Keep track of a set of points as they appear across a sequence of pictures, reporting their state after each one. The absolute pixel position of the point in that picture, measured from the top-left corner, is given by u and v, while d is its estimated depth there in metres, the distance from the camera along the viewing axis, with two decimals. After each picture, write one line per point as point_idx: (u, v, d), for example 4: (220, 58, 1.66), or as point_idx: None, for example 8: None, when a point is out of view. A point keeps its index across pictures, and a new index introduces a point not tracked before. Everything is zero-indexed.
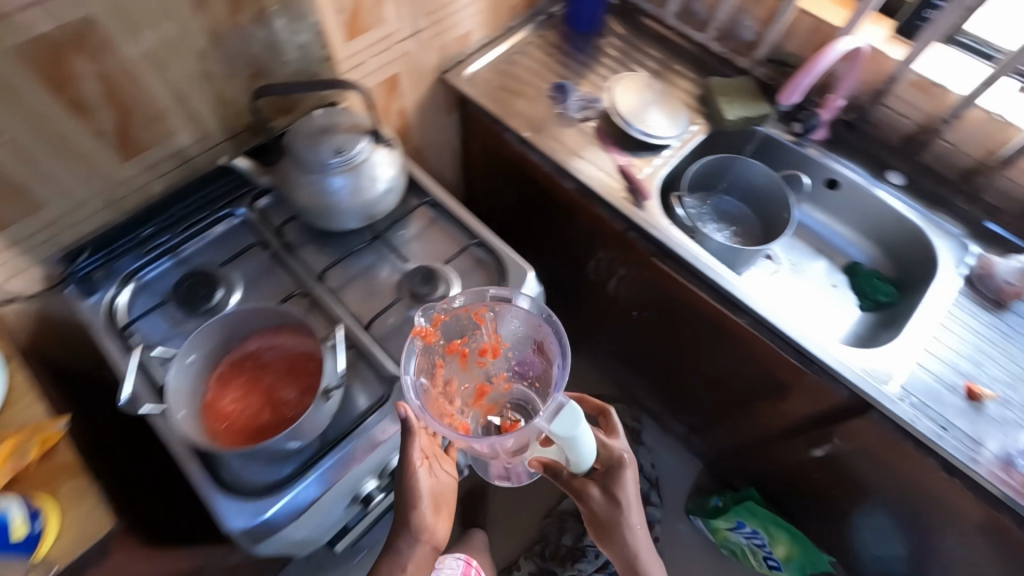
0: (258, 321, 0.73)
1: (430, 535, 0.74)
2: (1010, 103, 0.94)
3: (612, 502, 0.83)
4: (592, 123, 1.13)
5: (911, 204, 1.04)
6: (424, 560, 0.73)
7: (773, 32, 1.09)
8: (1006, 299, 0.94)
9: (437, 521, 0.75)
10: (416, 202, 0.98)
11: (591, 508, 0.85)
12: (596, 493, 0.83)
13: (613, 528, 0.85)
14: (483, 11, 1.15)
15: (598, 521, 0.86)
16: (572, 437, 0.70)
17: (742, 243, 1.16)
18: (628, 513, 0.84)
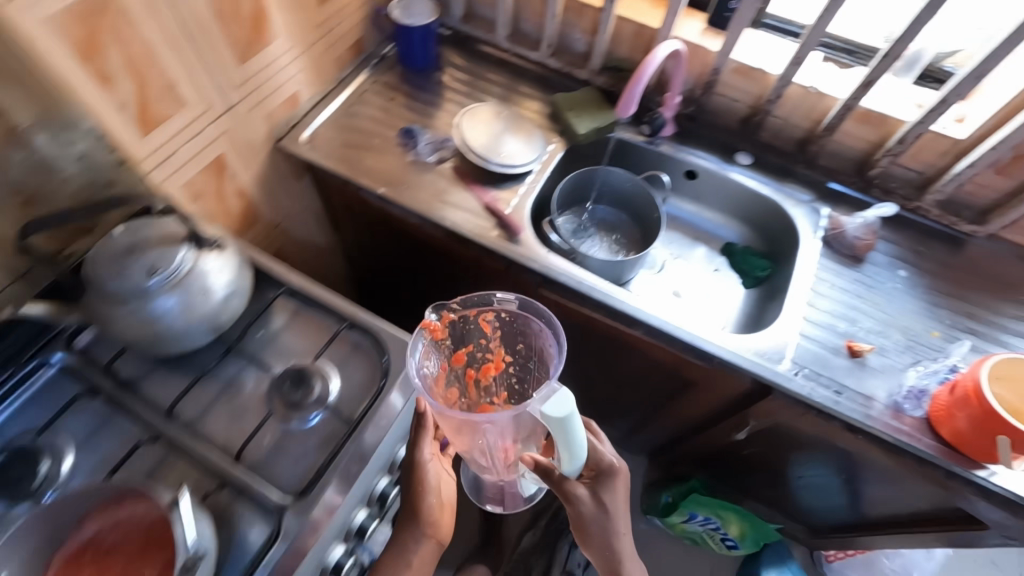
0: (88, 501, 0.60)
1: (435, 532, 0.81)
2: (820, 75, 1.00)
3: (601, 508, 0.79)
4: (449, 164, 1.08)
5: (762, 180, 1.10)
6: (428, 555, 0.80)
7: (601, 41, 1.09)
8: (861, 253, 1.00)
9: (440, 518, 0.82)
10: (271, 294, 0.88)
11: (578, 514, 0.79)
12: (585, 497, 0.78)
13: (598, 533, 0.81)
14: (305, 69, 1.07)
15: (583, 528, 0.81)
16: (564, 423, 0.64)
17: (625, 249, 1.16)
18: (615, 517, 0.80)
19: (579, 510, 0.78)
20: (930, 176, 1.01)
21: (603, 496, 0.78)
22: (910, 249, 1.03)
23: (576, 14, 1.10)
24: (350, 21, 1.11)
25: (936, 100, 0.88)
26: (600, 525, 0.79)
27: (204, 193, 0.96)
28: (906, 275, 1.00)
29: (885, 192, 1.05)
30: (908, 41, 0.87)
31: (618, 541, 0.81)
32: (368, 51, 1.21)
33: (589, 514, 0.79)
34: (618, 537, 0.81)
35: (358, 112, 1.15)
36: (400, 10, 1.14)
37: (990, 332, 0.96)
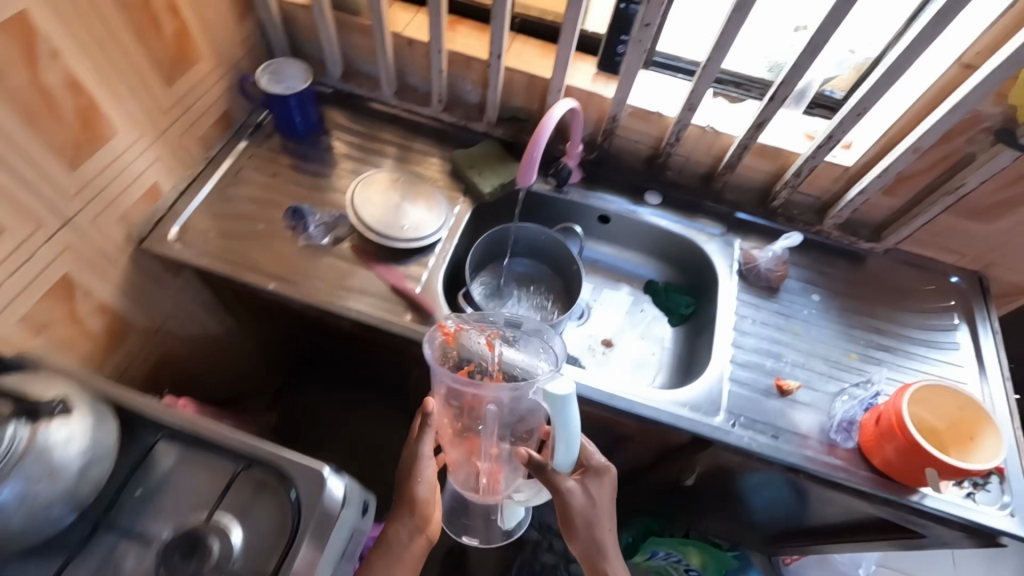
0: None
1: (428, 529, 0.82)
2: (714, 113, 1.00)
3: (589, 501, 0.79)
4: (346, 243, 0.98)
5: (673, 218, 1.09)
6: (418, 555, 0.80)
7: (493, 94, 1.03)
8: (776, 284, 1.01)
9: (431, 513, 0.83)
10: (149, 441, 0.75)
11: (564, 508, 0.78)
12: (576, 492, 0.78)
13: (581, 530, 0.79)
14: (163, 157, 0.93)
15: (569, 526, 0.80)
16: (559, 405, 0.67)
17: (548, 304, 1.09)
18: (600, 511, 0.80)
19: (569, 503, 0.78)
20: (827, 201, 1.04)
21: (592, 491, 0.79)
22: (819, 271, 1.06)
23: (464, 67, 1.04)
24: (211, 94, 0.98)
25: (824, 137, 0.88)
26: (586, 521, 0.79)
27: (50, 323, 0.82)
28: (818, 299, 1.02)
29: (788, 219, 1.07)
30: (791, 86, 0.85)
31: (600, 533, 0.80)
32: (240, 121, 1.08)
33: (576, 507, 0.78)
34: (602, 532, 0.80)
35: (235, 193, 1.02)
36: (268, 77, 1.03)
37: (900, 346, 0.99)
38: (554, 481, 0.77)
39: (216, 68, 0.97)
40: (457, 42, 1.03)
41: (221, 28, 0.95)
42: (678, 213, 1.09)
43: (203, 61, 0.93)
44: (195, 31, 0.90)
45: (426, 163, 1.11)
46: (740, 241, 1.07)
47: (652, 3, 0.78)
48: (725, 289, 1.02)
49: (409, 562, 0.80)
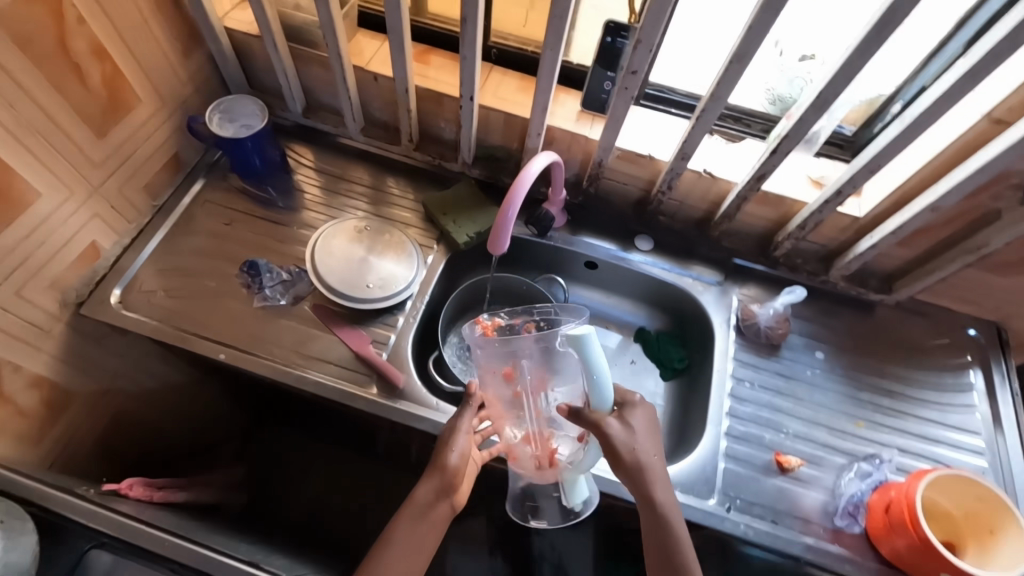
0: None
1: (451, 495, 0.73)
2: (711, 156, 0.90)
3: (629, 431, 0.70)
4: (307, 303, 0.90)
5: (665, 266, 1.00)
6: (443, 517, 0.71)
7: (467, 135, 0.93)
8: (776, 342, 0.93)
9: (459, 478, 0.73)
10: (82, 546, 0.68)
11: (605, 442, 0.70)
12: (616, 426, 0.70)
13: (626, 466, 0.70)
14: (101, 212, 0.84)
15: (613, 460, 0.71)
16: (584, 347, 0.64)
17: None
18: (642, 441, 0.71)
19: (609, 438, 0.69)
20: (834, 249, 0.95)
21: (633, 420, 0.71)
22: (824, 325, 0.97)
23: (436, 104, 0.94)
24: (156, 139, 0.89)
25: (832, 191, 0.80)
26: (631, 454, 0.70)
27: None
28: (823, 357, 0.94)
29: (791, 268, 0.98)
30: (797, 139, 0.74)
31: (645, 460, 0.71)
32: (192, 162, 0.99)
33: (618, 439, 0.69)
34: (648, 461, 0.70)
35: (187, 244, 0.93)
36: (219, 115, 0.94)
37: (912, 410, 0.91)
38: (596, 421, 0.69)
39: (159, 111, 0.88)
40: (427, 77, 0.93)
41: (163, 67, 0.86)
42: (671, 259, 1.00)
43: (142, 105, 0.84)
44: (130, 73, 0.80)
45: (397, 206, 1.02)
46: (737, 290, 0.99)
47: (638, 49, 0.68)
48: (721, 347, 0.94)
49: (435, 526, 0.71)
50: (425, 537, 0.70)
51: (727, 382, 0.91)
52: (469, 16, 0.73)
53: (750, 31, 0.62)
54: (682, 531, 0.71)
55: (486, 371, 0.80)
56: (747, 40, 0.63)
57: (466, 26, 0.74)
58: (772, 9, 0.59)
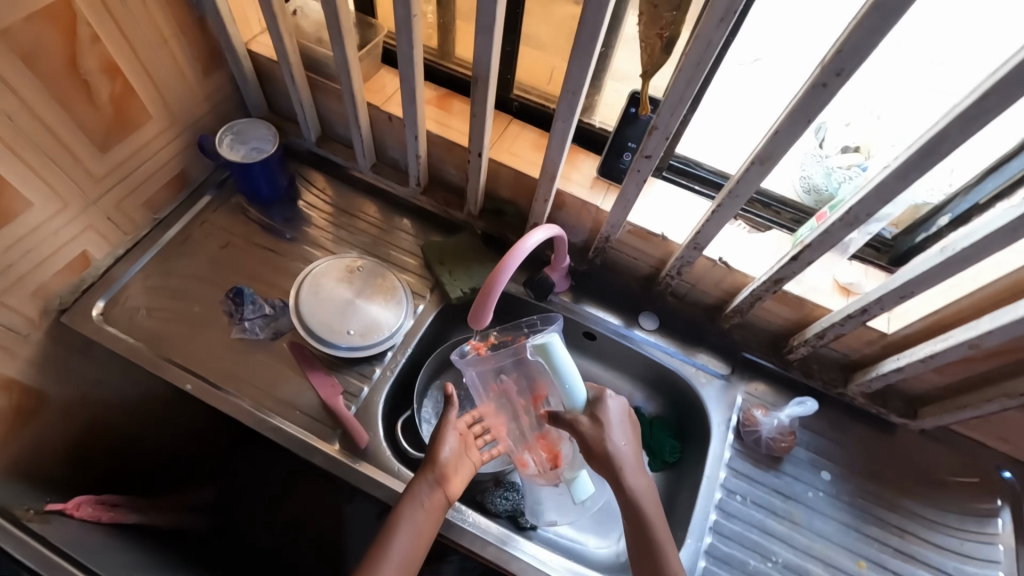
0: None
1: (446, 484, 0.74)
2: (729, 244, 0.84)
3: (599, 422, 0.74)
4: (285, 340, 0.87)
5: (668, 349, 0.93)
6: (438, 505, 0.72)
7: (474, 188, 0.90)
8: (778, 454, 0.85)
9: (452, 470, 0.76)
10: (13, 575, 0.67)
11: (580, 437, 0.75)
12: (587, 421, 0.75)
13: (600, 456, 0.73)
14: (96, 223, 0.83)
15: (587, 453, 0.75)
16: (550, 352, 0.76)
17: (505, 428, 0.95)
18: (613, 432, 0.74)
19: (581, 434, 0.75)
20: (856, 361, 0.86)
21: (604, 413, 0.75)
22: (836, 441, 0.88)
23: (447, 152, 0.91)
24: (162, 156, 0.89)
25: (857, 308, 0.72)
26: (604, 443, 0.73)
27: None
28: (829, 477, 0.85)
29: (805, 372, 0.90)
30: (821, 250, 0.68)
31: (616, 448, 0.73)
32: (199, 178, 0.99)
33: (589, 431, 0.74)
34: (620, 450, 0.73)
35: (181, 262, 0.92)
36: (230, 137, 0.94)
37: (927, 556, 0.81)
38: (571, 417, 0.76)
39: (168, 129, 0.88)
40: (440, 123, 0.90)
41: (178, 86, 0.86)
42: (675, 341, 0.93)
43: (151, 123, 0.84)
44: (142, 92, 0.80)
45: (397, 247, 0.99)
46: (743, 387, 0.91)
47: (652, 135, 0.62)
48: (714, 450, 0.86)
49: (430, 512, 0.72)
50: (421, 523, 0.71)
51: (715, 492, 0.83)
52: (480, 78, 0.69)
53: (775, 136, 0.56)
54: (661, 528, 0.71)
55: (482, 385, 0.88)
56: (771, 146, 0.57)
57: (476, 86, 0.70)
58: (801, 117, 0.53)
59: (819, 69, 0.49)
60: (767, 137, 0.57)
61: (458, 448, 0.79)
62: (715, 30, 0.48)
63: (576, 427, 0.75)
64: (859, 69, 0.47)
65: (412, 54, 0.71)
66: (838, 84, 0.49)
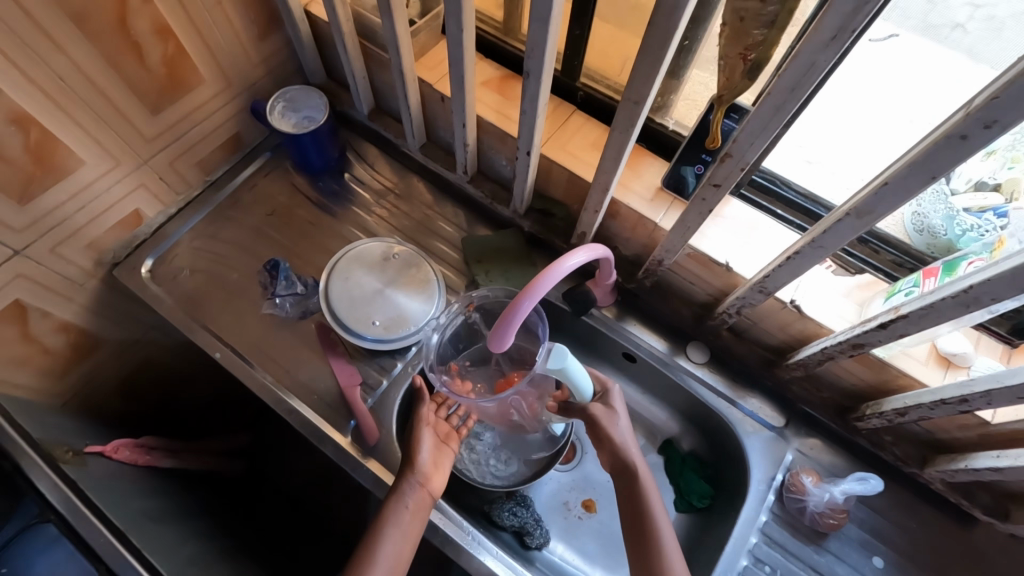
0: None
1: (427, 483, 0.72)
2: (805, 285, 0.71)
3: (612, 409, 0.70)
4: (314, 321, 0.87)
5: (716, 387, 0.83)
6: (423, 508, 0.70)
7: (522, 185, 0.82)
8: (823, 529, 0.75)
9: (432, 469, 0.74)
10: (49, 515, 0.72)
11: (592, 423, 0.71)
12: (602, 407, 0.70)
13: (611, 444, 0.69)
14: (148, 182, 0.84)
15: (597, 440, 0.72)
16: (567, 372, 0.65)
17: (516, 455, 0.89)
18: (620, 416, 0.70)
19: (594, 419, 0.70)
20: (942, 440, 0.73)
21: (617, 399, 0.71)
22: (900, 527, 0.76)
23: (497, 141, 0.84)
24: (215, 118, 0.88)
25: (955, 395, 0.60)
26: (620, 432, 0.69)
27: None
28: (881, 565, 0.74)
29: (874, 442, 0.78)
30: (919, 325, 0.55)
31: (621, 434, 0.69)
32: (253, 142, 0.98)
33: (602, 417, 0.70)
34: (629, 440, 0.69)
35: (227, 228, 0.94)
36: (282, 104, 0.91)
37: None
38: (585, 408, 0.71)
39: (223, 91, 0.87)
40: (493, 109, 0.82)
41: (232, 47, 0.83)
42: (724, 379, 0.83)
43: (205, 85, 0.83)
44: (195, 53, 0.78)
45: (438, 236, 0.95)
46: (796, 444, 0.80)
47: (724, 163, 0.52)
48: (751, 510, 0.76)
49: (415, 514, 0.69)
50: (406, 527, 0.67)
51: (741, 557, 0.74)
52: (533, 70, 0.60)
53: (883, 188, 0.45)
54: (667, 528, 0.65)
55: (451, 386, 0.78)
56: (874, 198, 0.46)
57: (528, 80, 0.62)
58: (922, 171, 0.42)
59: (956, 117, 0.38)
60: (872, 188, 0.46)
61: (436, 442, 0.78)
62: (819, 52, 0.38)
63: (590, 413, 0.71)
64: (1018, 124, 0.35)
65: (463, 35, 0.64)
66: (980, 139, 0.37)
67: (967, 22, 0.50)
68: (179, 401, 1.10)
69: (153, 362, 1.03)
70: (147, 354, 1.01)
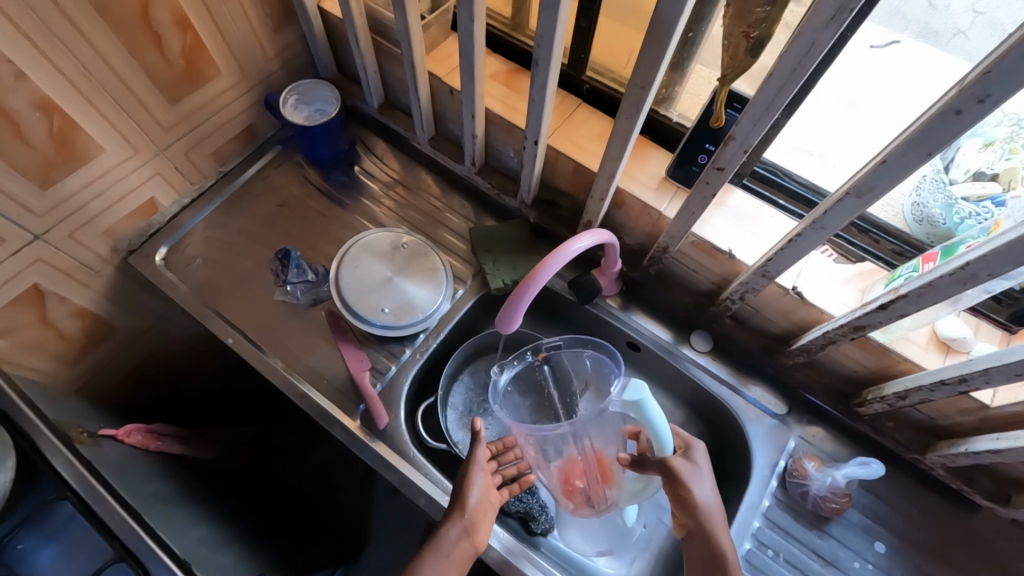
0: None
1: (472, 532, 0.66)
2: (807, 272, 0.73)
3: (696, 465, 0.67)
4: (325, 308, 0.88)
5: (720, 375, 0.84)
6: (464, 560, 0.64)
7: (530, 175, 0.84)
8: (826, 513, 0.76)
9: (480, 517, 0.68)
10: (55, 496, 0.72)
11: (670, 476, 0.67)
12: (684, 462, 0.67)
13: (690, 504, 0.65)
14: (164, 171, 0.86)
15: (679, 502, 0.66)
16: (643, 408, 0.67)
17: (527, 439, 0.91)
18: (703, 481, 0.66)
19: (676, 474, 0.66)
20: (942, 427, 0.74)
21: (698, 453, 0.69)
22: (902, 511, 0.77)
23: (504, 132, 0.85)
24: (230, 109, 0.90)
25: (954, 375, 0.61)
26: (708, 500, 0.65)
27: (15, 327, 0.78)
28: (883, 550, 0.75)
29: (876, 429, 0.79)
30: (918, 305, 0.57)
31: (704, 499, 0.65)
32: (266, 135, 1.00)
33: (687, 476, 0.66)
34: (712, 508, 0.65)
35: (239, 217, 0.96)
36: (294, 98, 0.94)
37: None
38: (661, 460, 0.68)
39: (238, 84, 0.89)
40: (501, 100, 0.84)
41: (248, 42, 0.86)
42: (727, 367, 0.85)
43: (221, 77, 0.85)
44: (212, 46, 0.81)
45: (446, 227, 0.96)
46: (798, 431, 0.81)
47: (728, 146, 0.54)
48: (754, 495, 0.78)
49: (457, 563, 0.63)
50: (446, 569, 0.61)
51: (745, 542, 0.75)
52: (542, 59, 0.62)
53: (882, 165, 0.46)
54: None
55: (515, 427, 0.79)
56: (873, 176, 0.48)
57: (537, 68, 0.64)
58: (918, 148, 0.43)
59: (950, 93, 0.39)
60: (870, 166, 0.48)
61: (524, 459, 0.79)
62: (819, 32, 0.40)
63: (670, 467, 0.67)
64: (1009, 98, 0.37)
65: (474, 25, 0.66)
66: (973, 115, 0.39)
67: (968, 28, 0.52)
68: (186, 389, 1.12)
69: (164, 351, 1.04)
70: (158, 345, 1.02)
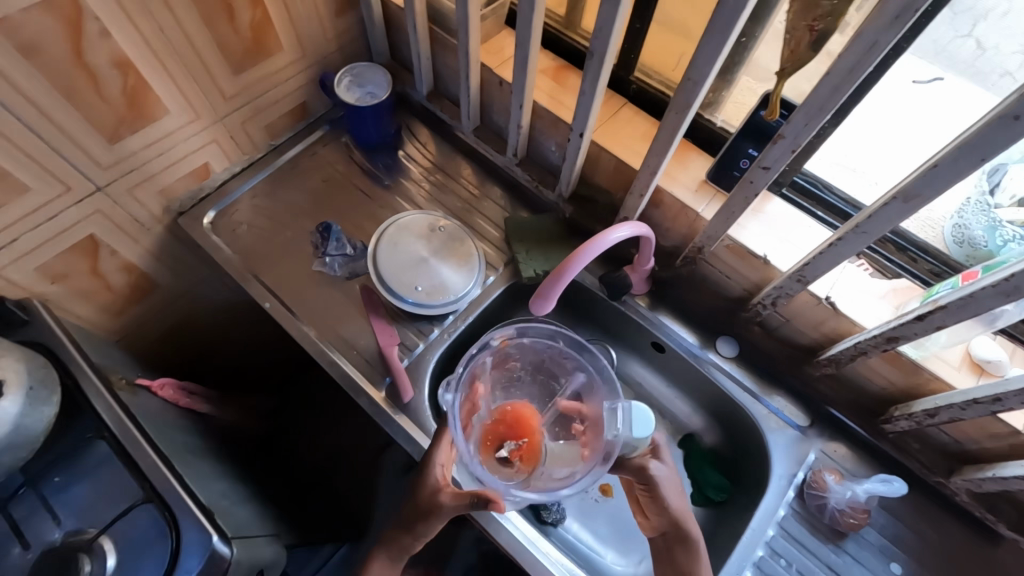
0: None
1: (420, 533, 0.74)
2: (841, 284, 0.73)
3: (665, 464, 0.73)
4: (359, 282, 0.91)
5: (743, 382, 0.84)
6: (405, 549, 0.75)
7: (571, 169, 0.86)
8: (843, 528, 0.75)
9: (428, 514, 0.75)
10: (88, 436, 0.75)
11: (647, 479, 0.71)
12: (658, 464, 0.72)
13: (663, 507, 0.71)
14: (220, 138, 0.90)
15: (653, 504, 0.72)
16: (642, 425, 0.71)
17: None
18: (671, 494, 0.71)
19: (651, 478, 0.71)
20: (969, 451, 0.73)
21: (665, 454, 0.74)
22: (921, 534, 0.75)
23: (548, 125, 0.87)
24: (287, 85, 0.94)
25: (988, 394, 0.60)
26: (681, 511, 0.71)
27: (70, 273, 0.82)
28: (899, 571, 0.74)
29: (899, 448, 0.78)
30: (957, 317, 0.57)
31: (674, 507, 0.71)
32: (317, 114, 1.04)
33: (664, 486, 0.71)
34: (688, 515, 0.71)
35: (285, 190, 0.99)
36: (349, 79, 0.97)
37: None
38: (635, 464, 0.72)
39: (297, 61, 0.93)
40: (549, 94, 0.86)
41: (311, 22, 0.90)
42: (751, 375, 0.85)
43: (283, 53, 0.89)
44: (278, 22, 0.85)
45: (482, 215, 0.99)
46: (820, 444, 0.81)
47: (777, 145, 0.55)
48: (770, 503, 0.78)
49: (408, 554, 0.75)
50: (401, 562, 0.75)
51: (757, 548, 0.75)
52: (598, 52, 0.64)
53: (933, 170, 0.47)
54: None
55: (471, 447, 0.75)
56: (922, 181, 0.48)
57: (591, 61, 0.66)
58: (972, 153, 0.44)
59: (1010, 99, 0.40)
60: (921, 171, 0.48)
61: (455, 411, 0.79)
62: (881, 32, 0.41)
63: (643, 469, 0.71)
64: None
65: (534, 16, 0.68)
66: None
67: (1015, 70, 0.57)
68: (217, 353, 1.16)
69: (200, 314, 1.08)
70: (196, 307, 1.06)
